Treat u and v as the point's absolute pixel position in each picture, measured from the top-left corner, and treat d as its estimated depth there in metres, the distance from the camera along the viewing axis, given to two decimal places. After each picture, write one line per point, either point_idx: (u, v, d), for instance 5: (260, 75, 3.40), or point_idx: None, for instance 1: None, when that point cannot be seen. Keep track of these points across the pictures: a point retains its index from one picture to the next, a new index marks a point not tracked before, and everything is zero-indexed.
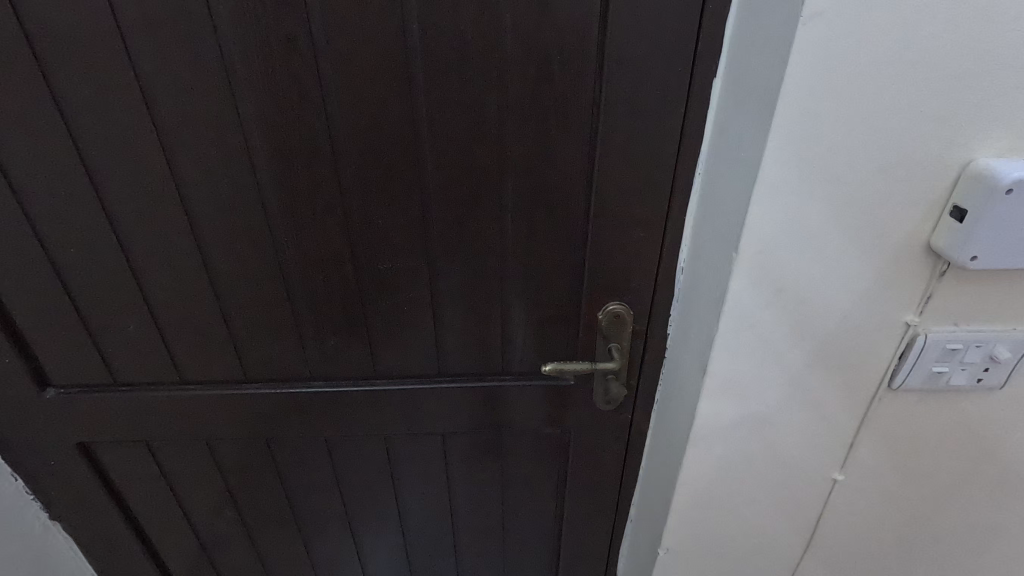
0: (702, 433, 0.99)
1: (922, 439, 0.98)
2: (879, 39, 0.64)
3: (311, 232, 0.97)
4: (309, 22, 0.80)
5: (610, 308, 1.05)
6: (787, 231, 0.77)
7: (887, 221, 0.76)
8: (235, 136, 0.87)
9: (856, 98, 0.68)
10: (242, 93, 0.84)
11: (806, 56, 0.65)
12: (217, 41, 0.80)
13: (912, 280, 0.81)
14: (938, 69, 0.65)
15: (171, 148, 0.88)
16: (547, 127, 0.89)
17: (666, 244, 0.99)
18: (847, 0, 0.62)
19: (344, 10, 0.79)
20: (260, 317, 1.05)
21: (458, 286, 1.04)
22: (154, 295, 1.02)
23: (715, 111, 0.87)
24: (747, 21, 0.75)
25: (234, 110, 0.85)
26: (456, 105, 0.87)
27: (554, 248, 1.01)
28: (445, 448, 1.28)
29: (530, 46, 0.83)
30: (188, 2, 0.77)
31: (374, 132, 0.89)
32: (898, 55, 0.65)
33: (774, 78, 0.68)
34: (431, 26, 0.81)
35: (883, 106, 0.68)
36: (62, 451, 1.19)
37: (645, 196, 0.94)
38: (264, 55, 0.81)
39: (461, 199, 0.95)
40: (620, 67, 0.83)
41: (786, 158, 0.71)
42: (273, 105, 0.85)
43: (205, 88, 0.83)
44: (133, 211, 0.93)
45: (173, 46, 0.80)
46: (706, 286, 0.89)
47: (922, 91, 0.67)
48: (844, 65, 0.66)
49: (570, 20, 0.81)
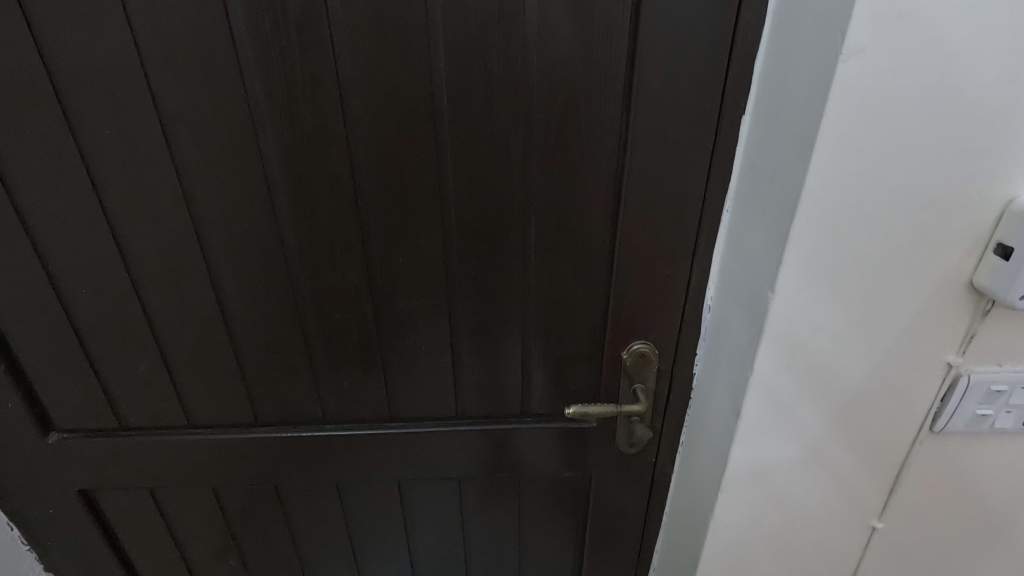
0: (735, 479, 0.95)
1: (966, 484, 0.93)
2: (919, 76, 0.63)
3: (330, 270, 0.95)
4: (336, 61, 0.79)
5: (635, 346, 1.02)
6: (826, 270, 0.75)
7: (928, 258, 0.74)
8: (256, 174, 0.86)
9: (897, 134, 0.66)
10: (264, 130, 0.83)
11: (846, 92, 0.64)
12: (243, 80, 0.80)
13: (953, 320, 0.78)
14: (980, 105, 0.65)
15: (190, 186, 0.86)
16: (572, 164, 0.88)
17: (693, 281, 0.97)
18: (887, 38, 0.61)
19: (371, 49, 0.79)
20: (274, 357, 1.02)
21: (479, 325, 1.01)
22: (166, 335, 0.99)
23: (744, 148, 0.86)
24: (778, 59, 0.75)
25: (257, 147, 0.84)
26: (481, 143, 0.86)
27: (577, 286, 0.98)
28: (461, 493, 1.22)
29: (556, 83, 0.82)
30: (215, 41, 0.77)
31: (398, 170, 0.87)
32: (941, 90, 0.64)
33: (812, 114, 0.67)
34: (459, 64, 0.80)
35: (925, 143, 0.67)
36: (61, 498, 1.14)
37: (671, 232, 0.93)
38: (289, 93, 0.81)
39: (484, 237, 0.93)
40: (648, 103, 0.83)
41: (825, 194, 0.70)
42: (296, 142, 0.84)
43: (228, 126, 0.82)
44: (148, 250, 0.91)
45: (197, 85, 0.80)
46: (739, 324, 0.87)
47: (964, 127, 0.66)
48: (884, 102, 0.65)
49: (598, 58, 0.81)
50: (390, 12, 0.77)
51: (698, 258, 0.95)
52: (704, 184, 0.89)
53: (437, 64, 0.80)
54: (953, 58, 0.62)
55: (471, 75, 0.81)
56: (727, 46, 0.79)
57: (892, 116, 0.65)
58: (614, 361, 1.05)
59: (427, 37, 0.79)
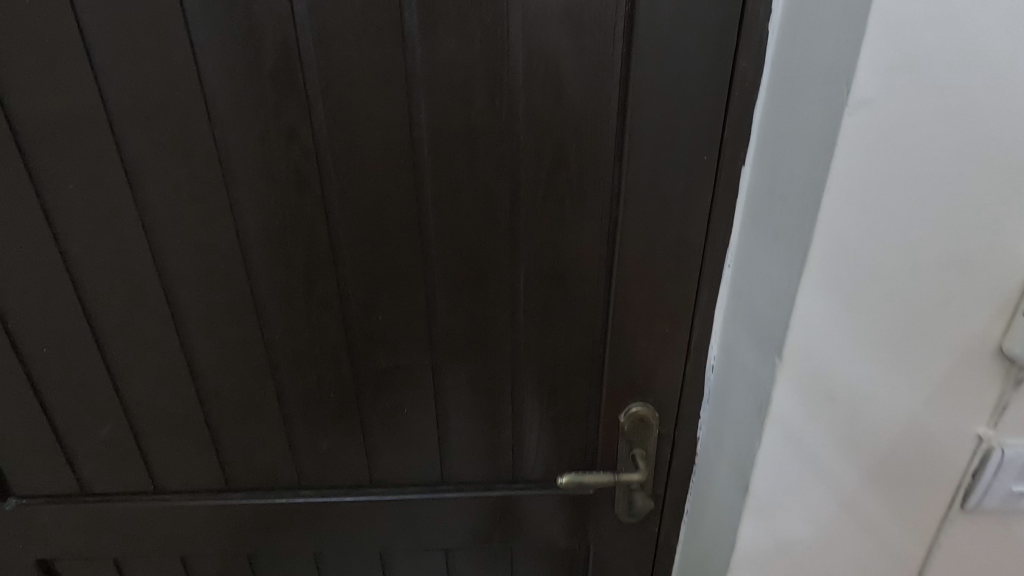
0: (745, 559, 0.86)
1: (1005, 568, 0.84)
2: (934, 130, 0.58)
3: (305, 328, 0.89)
4: (311, 112, 0.76)
5: (633, 409, 0.95)
6: (839, 335, 0.68)
7: (951, 322, 0.67)
8: (227, 228, 0.82)
9: (911, 190, 0.61)
10: (236, 183, 0.79)
11: (854, 146, 0.59)
12: (214, 132, 0.76)
13: (986, 386, 0.71)
14: (1000, 160, 0.59)
15: (158, 241, 0.82)
16: (563, 216, 0.83)
17: (695, 340, 0.90)
18: (896, 90, 0.56)
19: (348, 100, 0.75)
20: (246, 420, 0.96)
21: (465, 386, 0.95)
22: (131, 396, 0.93)
23: (744, 200, 0.81)
24: (779, 111, 0.70)
25: (229, 201, 0.80)
26: (465, 195, 0.81)
27: (569, 344, 0.92)
28: (448, 565, 1.13)
29: (544, 133, 0.78)
30: (185, 93, 0.74)
31: (376, 223, 0.82)
32: (958, 144, 0.59)
33: (817, 168, 0.62)
34: (442, 113, 0.76)
35: (942, 199, 0.61)
36: (19, 568, 1.07)
37: (670, 288, 0.87)
38: (263, 144, 0.77)
39: (471, 291, 0.88)
40: (641, 154, 0.78)
41: (835, 253, 0.64)
42: (269, 195, 0.80)
43: (197, 178, 0.78)
44: (114, 307, 0.86)
45: (166, 137, 0.76)
46: (745, 390, 0.80)
47: (984, 183, 0.60)
48: (896, 156, 0.59)
49: (588, 107, 0.77)
50: (369, 61, 0.73)
51: (699, 315, 0.88)
52: (704, 237, 0.83)
53: (419, 114, 0.76)
54: (974, 107, 0.57)
55: (455, 124, 0.77)
56: (723, 95, 0.75)
57: (909, 168, 0.60)
58: (610, 423, 0.97)
59: (407, 86, 0.75)
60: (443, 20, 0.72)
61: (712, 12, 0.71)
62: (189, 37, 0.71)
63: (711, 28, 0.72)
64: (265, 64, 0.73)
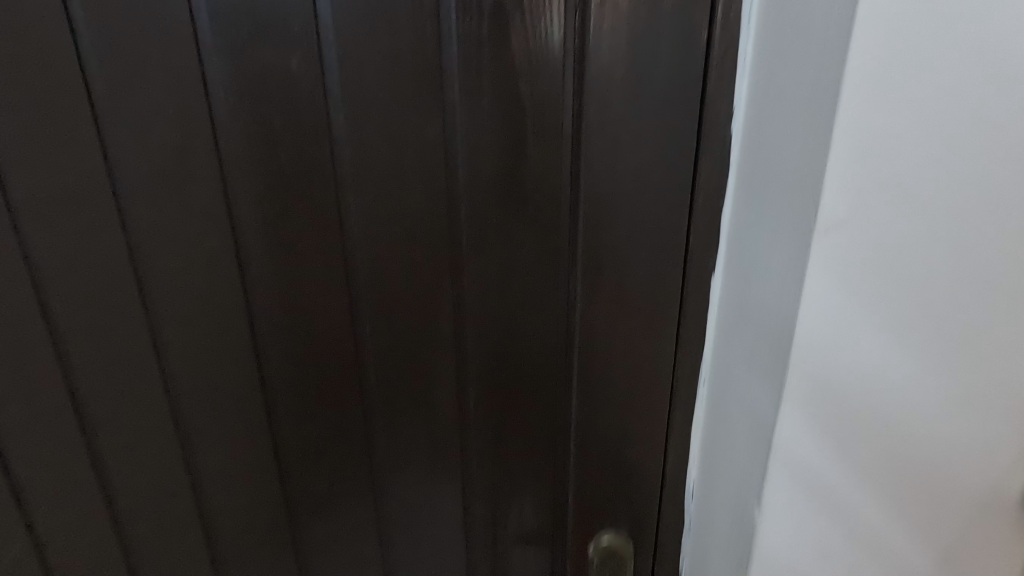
0: None
1: None
2: (916, 257, 0.51)
3: (233, 448, 0.79)
4: (235, 219, 0.69)
5: (602, 540, 0.83)
6: (827, 480, 0.59)
7: (957, 465, 0.58)
8: (146, 342, 0.74)
9: (899, 321, 0.53)
10: (155, 294, 0.72)
11: (827, 276, 0.52)
12: (130, 240, 0.69)
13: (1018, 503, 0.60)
14: (993, 286, 0.52)
15: (69, 357, 0.73)
16: (515, 306, 0.74)
17: (673, 445, 0.79)
18: (870, 215, 0.50)
19: (274, 206, 0.69)
20: (168, 551, 0.84)
21: (412, 510, 0.84)
22: (33, 533, 0.80)
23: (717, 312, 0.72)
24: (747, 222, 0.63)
25: (144, 298, 0.72)
26: (406, 305, 0.74)
27: (529, 464, 0.82)
28: None
29: (490, 217, 0.70)
30: (99, 201, 0.67)
31: (309, 334, 0.75)
32: (946, 270, 0.52)
33: (788, 299, 0.55)
34: (374, 197, 0.69)
35: (933, 330, 0.54)
36: None
37: (638, 397, 0.77)
38: (181, 235, 0.69)
39: (416, 388, 0.78)
40: (601, 241, 0.70)
41: (815, 392, 0.56)
42: (191, 305, 0.73)
43: (113, 289, 0.71)
44: (12, 433, 0.75)
45: (78, 247, 0.69)
46: (726, 532, 0.70)
47: (979, 311, 0.53)
48: (877, 286, 0.52)
49: (538, 191, 0.69)
50: (291, 144, 0.66)
51: (679, 417, 0.77)
52: (676, 329, 0.74)
53: (349, 198, 0.69)
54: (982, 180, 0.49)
55: (389, 208, 0.70)
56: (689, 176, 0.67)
57: (907, 244, 0.51)
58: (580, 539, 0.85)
59: (335, 168, 0.68)
60: (371, 98, 0.65)
61: (671, 89, 0.64)
62: (98, 124, 0.65)
63: (671, 106, 0.65)
64: (182, 150, 0.66)
